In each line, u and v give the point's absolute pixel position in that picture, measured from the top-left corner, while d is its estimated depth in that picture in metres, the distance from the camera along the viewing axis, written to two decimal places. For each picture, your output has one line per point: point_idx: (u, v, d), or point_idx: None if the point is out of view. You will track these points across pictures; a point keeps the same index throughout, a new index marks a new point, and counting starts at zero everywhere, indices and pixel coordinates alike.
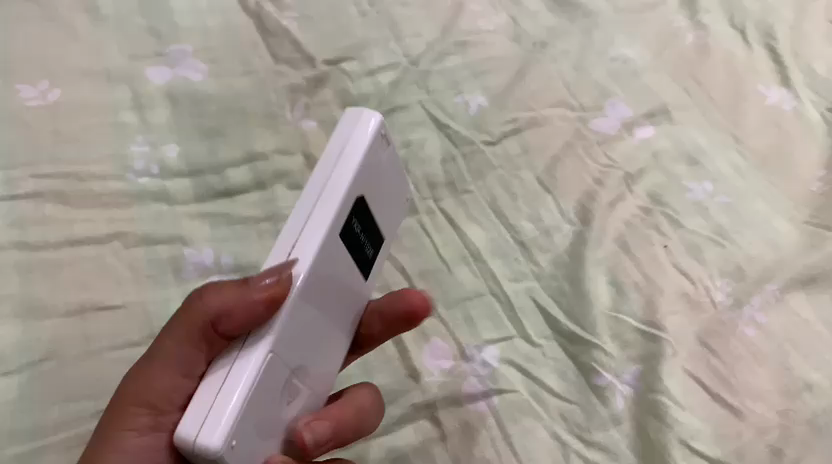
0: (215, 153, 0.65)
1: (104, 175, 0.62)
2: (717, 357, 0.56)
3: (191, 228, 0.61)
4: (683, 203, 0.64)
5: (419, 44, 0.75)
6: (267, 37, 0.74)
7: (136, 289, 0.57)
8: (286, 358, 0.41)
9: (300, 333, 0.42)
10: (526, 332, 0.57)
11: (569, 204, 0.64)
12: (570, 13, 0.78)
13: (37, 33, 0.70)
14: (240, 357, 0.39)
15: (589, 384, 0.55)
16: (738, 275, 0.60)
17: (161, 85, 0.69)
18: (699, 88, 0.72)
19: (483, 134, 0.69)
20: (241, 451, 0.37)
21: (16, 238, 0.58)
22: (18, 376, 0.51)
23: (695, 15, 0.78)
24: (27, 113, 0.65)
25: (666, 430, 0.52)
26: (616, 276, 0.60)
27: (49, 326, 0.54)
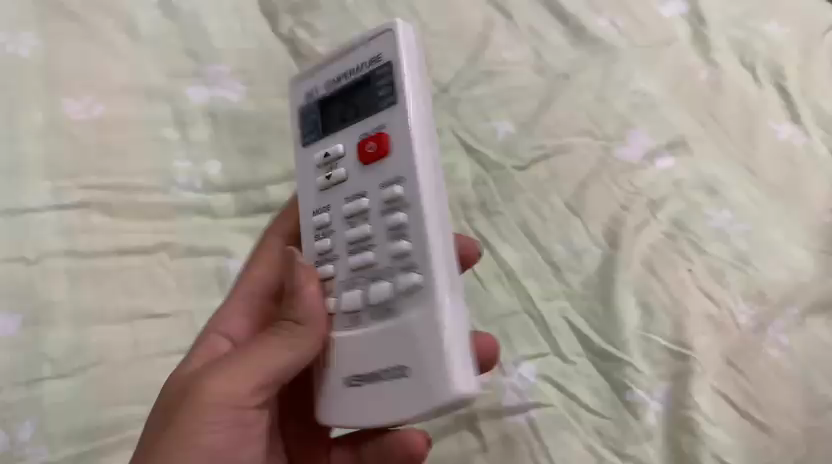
0: (256, 170, 0.68)
1: (148, 188, 0.65)
2: (744, 376, 0.58)
3: (234, 241, 0.64)
4: (706, 229, 0.67)
5: (448, 74, 0.79)
6: (301, 62, 0.77)
7: (182, 297, 0.60)
8: (412, 327, 0.46)
9: (379, 248, 0.48)
10: (560, 349, 0.60)
11: (597, 227, 0.67)
12: (591, 45, 0.82)
13: (80, 48, 0.73)
14: (419, 314, 0.45)
15: (621, 399, 0.57)
16: (761, 298, 0.62)
17: (200, 105, 0.71)
18: (713, 123, 0.77)
19: (513, 159, 0.72)
20: (367, 393, 0.47)
21: (65, 246, 0.60)
22: (71, 380, 0.54)
23: (707, 53, 0.82)
24: (72, 126, 0.68)
25: (699, 444, 0.55)
26: (644, 298, 0.62)
27: (98, 332, 0.57)
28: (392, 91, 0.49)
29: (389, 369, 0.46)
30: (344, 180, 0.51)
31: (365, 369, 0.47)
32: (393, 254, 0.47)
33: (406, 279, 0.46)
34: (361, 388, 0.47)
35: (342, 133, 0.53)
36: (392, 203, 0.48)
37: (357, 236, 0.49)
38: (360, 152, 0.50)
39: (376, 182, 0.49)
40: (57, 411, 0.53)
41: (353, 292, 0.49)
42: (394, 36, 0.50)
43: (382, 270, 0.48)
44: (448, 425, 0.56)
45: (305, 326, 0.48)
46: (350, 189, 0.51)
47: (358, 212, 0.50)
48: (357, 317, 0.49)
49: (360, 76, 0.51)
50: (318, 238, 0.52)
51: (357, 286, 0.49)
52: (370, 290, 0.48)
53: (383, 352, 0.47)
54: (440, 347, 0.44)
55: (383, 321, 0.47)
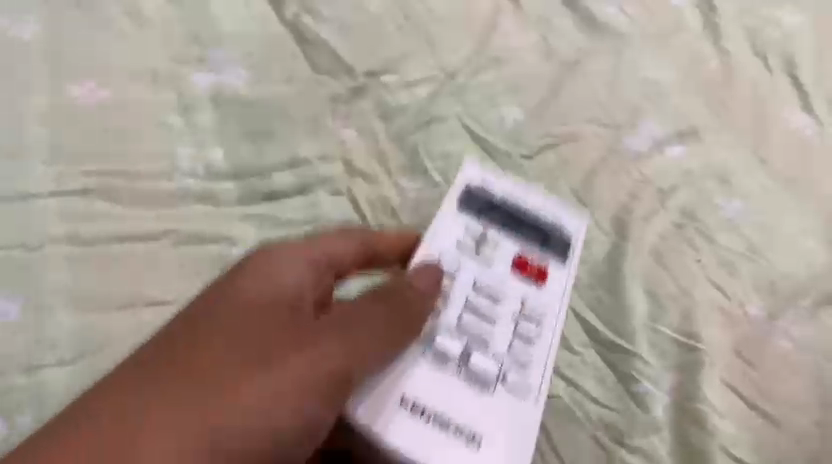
0: (261, 156, 0.67)
1: (151, 174, 0.64)
2: (753, 368, 0.57)
3: (238, 228, 0.63)
4: (716, 219, 0.66)
5: (455, 58, 0.77)
6: (305, 47, 0.76)
7: (186, 283, 0.59)
8: (499, 400, 0.52)
9: (492, 330, 0.54)
10: (566, 340, 0.58)
11: (605, 216, 0.65)
12: (600, 32, 0.81)
13: (82, 31, 0.72)
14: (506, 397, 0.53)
15: (627, 391, 0.56)
16: (771, 290, 0.61)
17: (204, 91, 0.71)
18: (724, 111, 0.76)
19: (520, 147, 0.71)
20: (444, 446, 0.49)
21: (67, 232, 0.59)
22: (72, 366, 0.54)
23: (719, 40, 0.81)
24: (74, 110, 0.67)
25: (708, 437, 0.54)
26: (652, 288, 0.61)
27: (99, 318, 0.56)
28: (564, 256, 0.60)
29: (470, 430, 0.50)
30: (489, 264, 0.57)
31: (444, 411, 0.50)
32: (514, 346, 0.55)
33: (512, 371, 0.54)
34: (436, 437, 0.49)
35: (490, 225, 0.58)
36: (527, 316, 0.56)
37: (485, 306, 0.55)
38: (520, 266, 0.57)
39: (522, 292, 0.57)
40: (59, 395, 0.53)
41: (475, 348, 0.53)
42: (568, 212, 0.63)
43: (499, 359, 0.54)
44: None
45: (353, 387, 0.47)
46: (494, 273, 0.57)
47: (494, 298, 0.56)
48: (462, 369, 0.52)
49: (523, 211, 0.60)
50: (450, 286, 0.55)
51: (465, 341, 0.53)
52: (475, 357, 0.53)
53: (468, 410, 0.51)
54: (527, 424, 0.52)
55: (481, 391, 0.52)
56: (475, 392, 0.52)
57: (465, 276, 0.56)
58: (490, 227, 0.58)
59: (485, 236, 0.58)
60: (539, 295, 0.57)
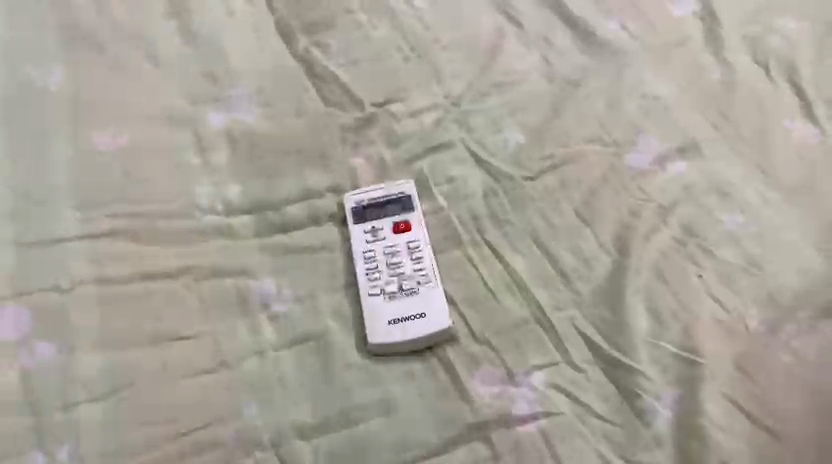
0: (273, 190, 0.70)
1: (172, 213, 0.67)
2: (753, 381, 0.58)
3: (254, 260, 0.65)
4: (717, 234, 0.67)
5: (458, 84, 0.80)
6: (314, 81, 0.80)
7: (206, 318, 0.60)
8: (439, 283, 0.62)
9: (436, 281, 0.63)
10: (571, 358, 0.60)
11: (607, 235, 0.67)
12: (601, 51, 0.82)
13: (105, 80, 0.77)
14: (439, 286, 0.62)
15: (631, 407, 0.58)
16: (772, 303, 0.62)
17: (219, 129, 0.75)
18: (726, 123, 0.77)
19: (522, 169, 0.73)
20: (412, 326, 0.60)
21: (95, 273, 0.62)
22: (103, 402, 0.56)
23: (720, 51, 0.82)
24: (98, 157, 0.71)
25: (706, 450, 0.55)
26: (654, 305, 0.63)
27: (128, 355, 0.58)
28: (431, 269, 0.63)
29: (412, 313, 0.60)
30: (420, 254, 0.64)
31: (405, 314, 0.60)
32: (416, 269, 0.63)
33: (415, 289, 0.62)
34: (410, 317, 0.60)
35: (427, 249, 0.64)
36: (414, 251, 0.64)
37: (396, 281, 0.62)
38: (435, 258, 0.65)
39: (419, 247, 0.64)
40: (92, 431, 0.54)
41: (382, 285, 0.62)
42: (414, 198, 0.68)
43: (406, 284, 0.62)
44: (461, 435, 0.56)
45: None
46: (388, 287, 0.62)
47: (394, 262, 0.64)
48: (393, 296, 0.61)
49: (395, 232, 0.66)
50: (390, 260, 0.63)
51: (394, 291, 0.62)
52: (396, 295, 0.61)
53: (419, 304, 0.61)
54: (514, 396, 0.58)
55: (397, 301, 0.61)
56: (396, 317, 0.60)
57: (399, 287, 0.62)
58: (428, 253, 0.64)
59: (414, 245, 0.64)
60: (419, 321, 0.60)
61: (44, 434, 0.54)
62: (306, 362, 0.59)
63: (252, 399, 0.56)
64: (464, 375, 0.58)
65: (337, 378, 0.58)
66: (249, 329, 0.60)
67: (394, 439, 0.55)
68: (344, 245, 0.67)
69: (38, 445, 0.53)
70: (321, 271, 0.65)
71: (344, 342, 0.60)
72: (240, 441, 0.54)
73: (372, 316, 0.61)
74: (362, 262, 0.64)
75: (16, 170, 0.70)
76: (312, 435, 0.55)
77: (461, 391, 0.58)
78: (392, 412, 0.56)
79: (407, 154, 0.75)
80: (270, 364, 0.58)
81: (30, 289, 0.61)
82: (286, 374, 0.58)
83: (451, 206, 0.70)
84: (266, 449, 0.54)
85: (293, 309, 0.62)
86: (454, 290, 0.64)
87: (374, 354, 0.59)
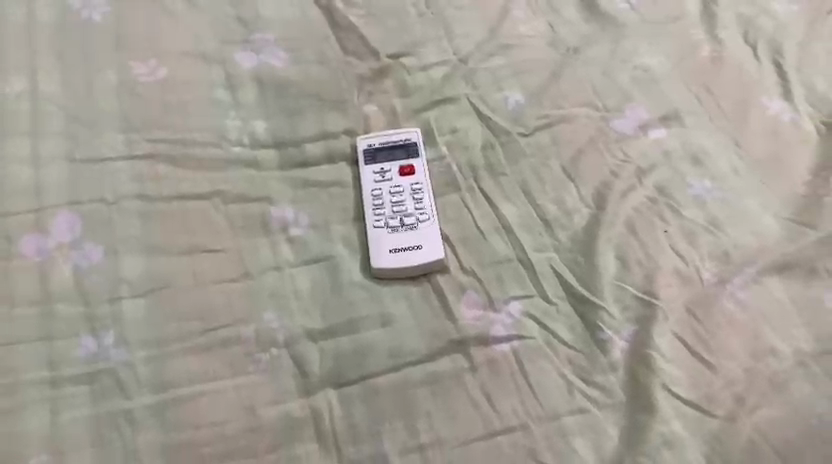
0: (295, 129, 0.78)
1: (205, 143, 0.75)
2: (700, 323, 0.67)
3: (276, 190, 0.74)
4: (685, 197, 0.76)
5: (468, 43, 0.88)
6: (336, 30, 0.87)
7: (233, 236, 0.69)
8: (437, 220, 0.71)
9: (434, 216, 0.71)
10: (545, 292, 0.69)
11: (588, 191, 0.76)
12: (602, 21, 0.91)
13: (145, 16, 0.84)
14: (436, 223, 0.71)
15: (593, 337, 0.66)
16: (725, 259, 0.71)
17: (248, 69, 0.82)
18: (708, 97, 0.85)
19: (519, 126, 0.81)
20: (411, 255, 0.69)
21: (137, 191, 0.71)
22: (144, 300, 0.64)
23: (714, 29, 0.91)
24: (138, 85, 0.79)
25: (653, 376, 0.64)
26: (622, 253, 0.71)
27: (165, 262, 0.67)
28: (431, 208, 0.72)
29: (410, 244, 0.69)
30: (423, 195, 0.73)
31: (406, 245, 0.69)
32: (417, 205, 0.72)
33: (415, 223, 0.71)
34: (409, 248, 0.69)
35: (428, 193, 0.73)
36: (417, 191, 0.73)
37: (399, 216, 0.71)
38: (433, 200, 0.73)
39: (421, 188, 0.73)
40: (135, 323, 0.63)
41: (386, 218, 0.71)
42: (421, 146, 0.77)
43: (408, 218, 0.71)
44: (444, 348, 0.64)
45: None
46: (391, 220, 0.71)
47: (399, 200, 0.72)
48: (395, 229, 0.70)
49: (399, 174, 0.74)
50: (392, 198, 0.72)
51: (396, 226, 0.70)
52: (398, 227, 0.70)
53: (418, 237, 0.70)
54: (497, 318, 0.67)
55: (398, 235, 0.70)
56: (396, 246, 0.69)
57: (402, 224, 0.71)
58: (429, 195, 0.73)
59: (417, 188, 0.73)
60: (416, 251, 0.69)
61: (93, 323, 0.62)
62: (317, 279, 0.68)
63: (270, 307, 0.65)
64: (452, 300, 0.67)
65: (343, 293, 0.67)
66: (270, 248, 0.69)
67: (390, 347, 0.64)
68: (356, 182, 0.75)
69: (87, 331, 0.62)
70: (333, 204, 0.73)
71: (350, 265, 0.69)
72: (257, 339, 0.63)
73: (375, 244, 0.70)
74: (368, 198, 0.73)
75: (65, 93, 0.77)
76: (319, 339, 0.64)
77: (447, 312, 0.66)
78: (388, 325, 0.65)
79: (417, 104, 0.82)
80: (286, 278, 0.67)
81: (81, 200, 0.69)
82: (298, 288, 0.67)
83: (451, 155, 0.78)
84: (279, 348, 0.63)
85: (308, 234, 0.71)
86: (449, 229, 0.72)
87: (376, 276, 0.68)
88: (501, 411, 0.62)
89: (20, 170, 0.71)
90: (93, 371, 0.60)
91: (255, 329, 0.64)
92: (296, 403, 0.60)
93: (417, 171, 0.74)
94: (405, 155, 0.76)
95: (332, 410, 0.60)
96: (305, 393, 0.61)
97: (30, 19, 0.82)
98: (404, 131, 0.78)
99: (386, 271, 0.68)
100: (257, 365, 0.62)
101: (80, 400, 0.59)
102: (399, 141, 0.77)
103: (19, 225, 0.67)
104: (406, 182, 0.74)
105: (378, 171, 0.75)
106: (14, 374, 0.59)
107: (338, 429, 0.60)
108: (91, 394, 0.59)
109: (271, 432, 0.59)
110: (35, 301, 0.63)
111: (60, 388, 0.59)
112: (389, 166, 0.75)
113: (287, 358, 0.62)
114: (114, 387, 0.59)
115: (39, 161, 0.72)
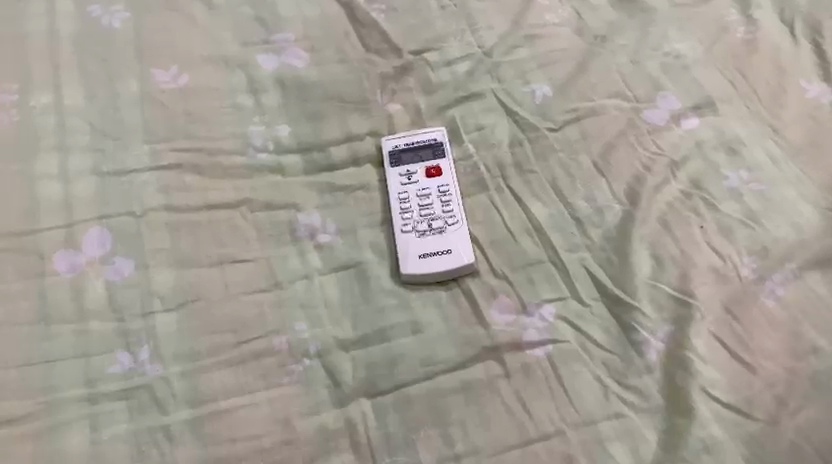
0: (319, 133, 0.77)
1: (230, 151, 0.75)
2: (738, 322, 0.65)
3: (303, 196, 0.73)
4: (720, 189, 0.74)
5: (492, 36, 0.86)
6: (358, 28, 0.86)
7: (261, 245, 0.69)
8: (465, 223, 0.70)
9: (463, 219, 0.71)
10: (578, 294, 0.67)
11: (620, 186, 0.74)
12: (629, 8, 0.89)
13: (166, 23, 0.84)
14: (465, 226, 0.70)
15: (628, 339, 0.65)
16: (764, 254, 0.69)
17: (270, 71, 0.82)
18: (743, 82, 0.82)
19: (547, 121, 0.79)
20: (440, 259, 0.68)
21: (164, 202, 0.71)
22: (176, 313, 0.65)
23: (747, 10, 0.88)
24: (161, 94, 0.79)
25: (690, 378, 0.62)
26: (656, 251, 0.70)
27: (195, 274, 0.67)
28: (460, 211, 0.71)
29: (439, 249, 0.69)
30: (450, 197, 0.72)
31: (435, 249, 0.69)
32: (445, 208, 0.71)
33: (443, 227, 0.70)
34: (438, 253, 0.68)
35: (456, 194, 0.72)
36: (444, 193, 0.72)
37: (427, 220, 0.70)
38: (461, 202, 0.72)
39: (448, 190, 0.72)
40: (169, 337, 0.63)
41: (414, 222, 0.70)
42: (447, 145, 0.76)
43: (436, 221, 0.70)
44: (477, 355, 0.64)
45: None
46: (419, 224, 0.70)
47: (426, 203, 0.71)
48: (424, 233, 0.69)
49: (426, 176, 0.73)
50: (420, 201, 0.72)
51: (424, 230, 0.70)
52: (426, 231, 0.70)
53: (447, 240, 0.69)
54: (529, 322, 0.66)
55: (427, 239, 0.69)
56: (425, 251, 0.69)
57: (430, 227, 0.70)
58: (457, 197, 0.72)
59: (444, 190, 0.72)
60: (445, 256, 0.68)
61: (127, 338, 0.63)
62: (347, 287, 0.68)
63: (301, 317, 0.65)
64: (483, 305, 0.66)
65: (373, 301, 0.66)
66: (299, 256, 0.69)
67: (421, 355, 0.63)
68: (382, 185, 0.74)
69: (121, 347, 0.63)
70: (360, 209, 0.73)
71: (379, 271, 0.69)
72: (290, 350, 0.63)
73: (404, 249, 0.69)
74: (396, 201, 0.72)
75: (91, 106, 0.78)
76: (351, 348, 0.64)
77: (478, 318, 0.66)
78: (419, 333, 0.65)
79: (441, 102, 0.81)
80: (316, 287, 0.67)
81: (111, 214, 0.70)
82: (328, 296, 0.67)
83: (478, 153, 0.77)
84: (311, 358, 0.63)
85: (336, 241, 0.70)
86: (478, 230, 0.71)
87: (406, 282, 0.68)
88: (536, 417, 0.61)
89: (49, 186, 0.71)
90: (129, 387, 0.61)
91: (287, 340, 0.64)
92: (330, 414, 0.60)
93: (444, 172, 0.73)
94: (431, 155, 0.75)
95: (365, 420, 0.60)
96: (339, 404, 0.61)
97: (54, 33, 0.82)
98: (430, 131, 0.76)
99: (415, 277, 0.68)
100: (290, 377, 0.62)
101: (118, 417, 0.60)
102: (426, 141, 0.76)
103: (50, 241, 0.68)
104: (433, 184, 0.73)
105: (405, 173, 0.74)
106: (53, 392, 0.60)
107: (372, 439, 0.60)
108: (128, 410, 0.60)
109: (306, 445, 0.59)
110: (70, 319, 0.64)
111: (98, 405, 0.60)
112: (416, 168, 0.74)
113: (320, 368, 0.62)
114: (150, 403, 0.60)
115: (67, 176, 0.72)
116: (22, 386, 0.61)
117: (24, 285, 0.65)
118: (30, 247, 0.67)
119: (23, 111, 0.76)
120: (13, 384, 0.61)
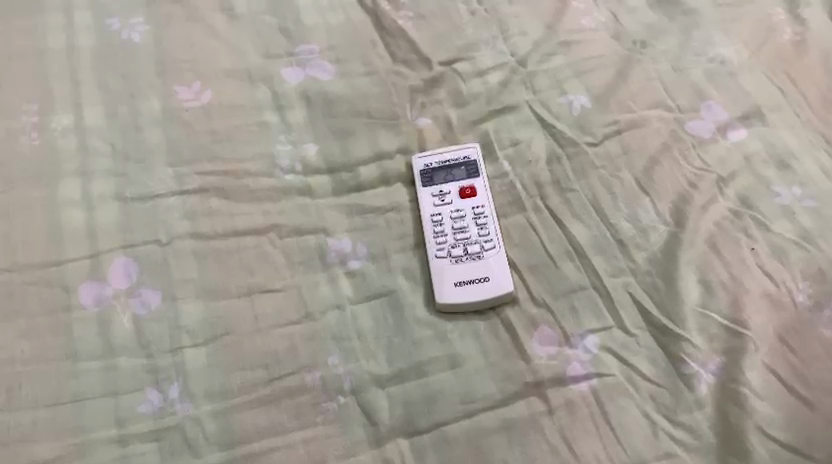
0: (348, 151, 0.74)
1: (256, 172, 0.72)
2: (794, 353, 0.62)
3: (332, 219, 0.70)
4: (772, 207, 0.70)
5: (525, 43, 0.82)
6: (385, 36, 0.83)
7: (291, 273, 0.67)
8: (502, 246, 0.67)
9: (499, 242, 0.67)
10: (623, 322, 0.64)
11: (665, 205, 0.70)
12: (669, 9, 0.85)
13: (187, 35, 0.81)
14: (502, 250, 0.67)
15: (677, 371, 0.62)
16: (820, 278, 0.65)
17: (295, 85, 0.79)
18: (793, 88, 0.77)
19: (586, 135, 0.75)
20: (477, 287, 0.65)
21: (190, 229, 0.69)
22: (205, 348, 0.63)
23: (795, 9, 0.84)
24: (184, 111, 0.76)
25: (745, 416, 0.59)
26: (705, 276, 0.66)
27: (224, 305, 0.65)
28: (496, 234, 0.68)
29: (476, 275, 0.66)
30: (486, 219, 0.69)
31: (471, 276, 0.66)
32: (481, 231, 0.68)
33: (479, 251, 0.67)
34: (475, 280, 0.65)
35: (492, 216, 0.69)
36: (478, 216, 0.69)
37: (461, 244, 0.67)
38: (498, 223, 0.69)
39: (483, 211, 0.69)
40: (199, 373, 0.61)
41: (448, 247, 0.67)
42: (481, 162, 0.72)
43: (471, 246, 0.67)
44: (518, 391, 0.61)
45: None
46: (453, 248, 0.67)
47: (460, 225, 0.68)
48: (459, 259, 0.66)
49: (459, 196, 0.70)
50: (453, 224, 0.68)
51: (459, 255, 0.67)
52: (461, 256, 0.66)
53: (484, 266, 0.66)
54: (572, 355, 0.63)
55: (462, 265, 0.66)
56: (460, 278, 0.66)
57: (464, 252, 0.67)
58: (493, 219, 0.69)
59: (479, 212, 0.69)
60: (482, 284, 0.65)
61: (156, 375, 0.61)
62: (381, 317, 0.65)
63: (334, 351, 0.63)
64: (523, 336, 0.64)
65: (408, 333, 0.64)
66: (330, 285, 0.66)
67: (460, 392, 0.61)
68: (414, 206, 0.71)
69: (151, 385, 0.61)
70: (392, 232, 0.70)
71: (414, 299, 0.66)
72: (323, 386, 0.61)
73: (439, 277, 0.66)
74: (429, 224, 0.69)
75: (113, 126, 0.75)
76: (386, 385, 0.61)
77: (519, 351, 0.63)
78: (457, 367, 0.62)
79: (474, 115, 0.77)
80: (349, 318, 0.65)
81: (137, 242, 0.68)
82: (362, 328, 0.64)
83: (514, 171, 0.73)
84: (346, 395, 0.61)
85: (368, 267, 0.68)
86: (516, 254, 0.68)
87: (441, 312, 0.65)
88: (582, 457, 0.58)
89: (73, 213, 0.69)
90: (160, 428, 0.59)
91: (320, 376, 0.61)
92: (367, 455, 0.58)
93: (478, 192, 0.70)
94: (464, 173, 0.71)
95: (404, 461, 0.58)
96: (376, 444, 0.59)
97: (73, 48, 0.80)
98: (461, 147, 0.73)
99: (452, 305, 0.65)
100: (325, 416, 0.60)
101: (149, 459, 0.58)
102: (459, 158, 0.72)
103: (76, 273, 0.66)
104: (466, 205, 0.69)
105: (437, 193, 0.70)
106: (82, 433, 0.59)
107: None
108: (160, 452, 0.58)
109: None
110: (98, 355, 0.62)
111: (129, 446, 0.58)
112: (448, 188, 0.71)
113: (355, 406, 0.60)
114: (181, 445, 0.58)
115: (91, 202, 0.70)
116: (51, 427, 0.59)
117: (50, 320, 0.63)
118: (55, 279, 0.65)
119: (44, 133, 0.74)
120: (41, 425, 0.59)
